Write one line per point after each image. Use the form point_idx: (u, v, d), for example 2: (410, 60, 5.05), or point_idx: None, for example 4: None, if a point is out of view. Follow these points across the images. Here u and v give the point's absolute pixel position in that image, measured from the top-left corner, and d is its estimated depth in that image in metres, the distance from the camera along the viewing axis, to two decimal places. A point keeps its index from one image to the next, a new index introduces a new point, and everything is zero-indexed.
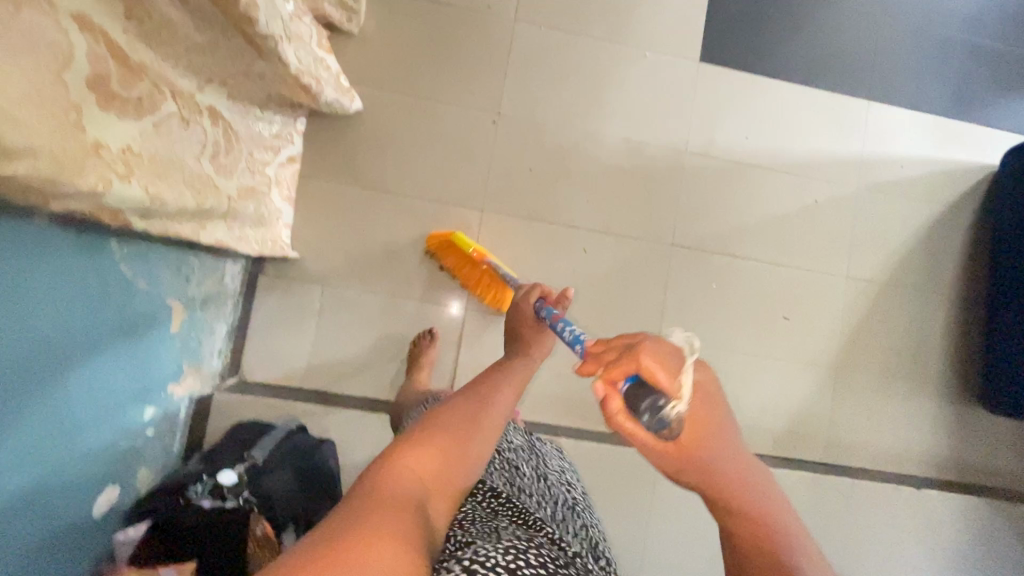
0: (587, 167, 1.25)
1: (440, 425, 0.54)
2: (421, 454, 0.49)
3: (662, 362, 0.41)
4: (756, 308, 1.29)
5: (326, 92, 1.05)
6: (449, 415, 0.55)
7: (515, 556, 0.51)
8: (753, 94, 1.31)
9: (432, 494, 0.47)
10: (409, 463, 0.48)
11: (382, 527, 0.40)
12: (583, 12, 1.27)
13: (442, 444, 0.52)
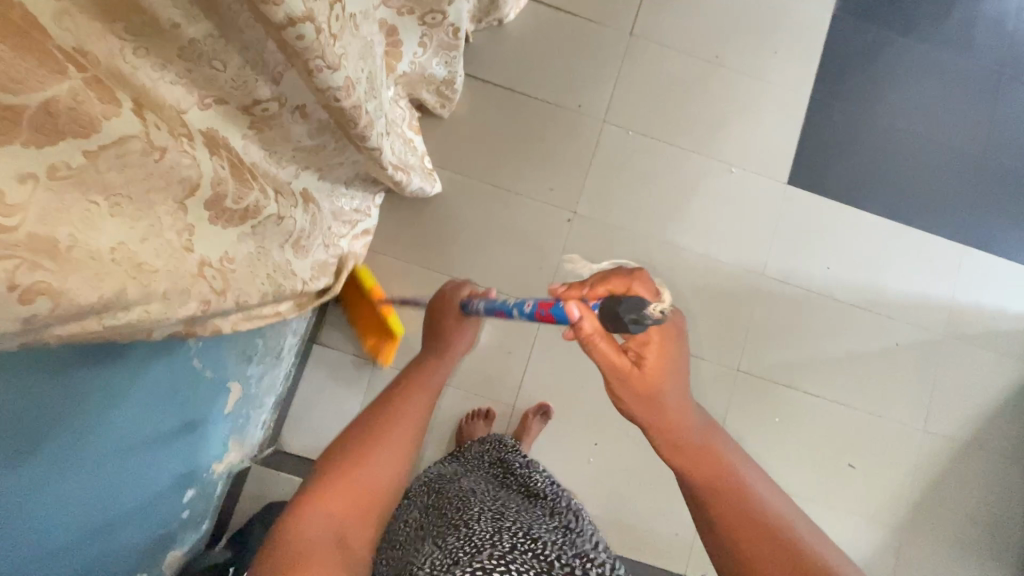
0: (658, 277, 1.22)
1: (349, 459, 0.61)
2: (330, 495, 0.57)
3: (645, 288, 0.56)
4: (820, 450, 1.20)
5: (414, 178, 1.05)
6: (353, 452, 0.62)
7: None
8: (838, 225, 1.27)
9: (350, 535, 0.55)
10: (317, 511, 0.55)
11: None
12: (672, 122, 1.27)
13: (336, 501, 0.57)
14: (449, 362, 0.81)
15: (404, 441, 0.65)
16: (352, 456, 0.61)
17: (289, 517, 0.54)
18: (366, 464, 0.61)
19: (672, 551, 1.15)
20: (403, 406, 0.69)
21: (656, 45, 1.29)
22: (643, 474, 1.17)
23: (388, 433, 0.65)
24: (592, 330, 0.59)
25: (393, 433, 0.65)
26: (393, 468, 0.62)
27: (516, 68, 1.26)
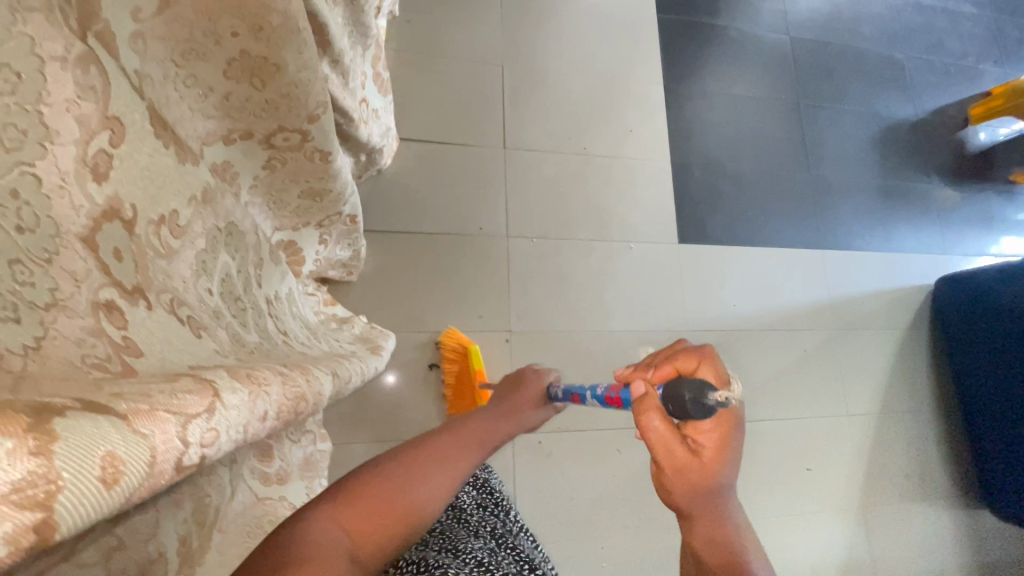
0: (603, 364, 1.29)
1: (379, 480, 0.54)
2: (354, 512, 0.50)
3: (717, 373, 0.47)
4: (782, 466, 1.34)
5: (386, 345, 1.01)
6: (378, 477, 0.54)
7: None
8: (729, 264, 1.44)
9: (360, 554, 0.48)
10: (334, 523, 0.49)
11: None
12: (568, 218, 1.35)
13: (363, 508, 0.51)
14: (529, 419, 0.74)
15: (447, 472, 0.58)
16: (383, 474, 0.55)
17: (315, 515, 0.49)
18: (386, 489, 0.54)
19: None
20: (462, 444, 0.62)
21: (531, 151, 1.37)
22: (650, 556, 1.21)
23: (424, 458, 0.57)
24: (650, 409, 0.45)
25: (439, 460, 0.58)
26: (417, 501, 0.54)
27: (408, 208, 1.26)
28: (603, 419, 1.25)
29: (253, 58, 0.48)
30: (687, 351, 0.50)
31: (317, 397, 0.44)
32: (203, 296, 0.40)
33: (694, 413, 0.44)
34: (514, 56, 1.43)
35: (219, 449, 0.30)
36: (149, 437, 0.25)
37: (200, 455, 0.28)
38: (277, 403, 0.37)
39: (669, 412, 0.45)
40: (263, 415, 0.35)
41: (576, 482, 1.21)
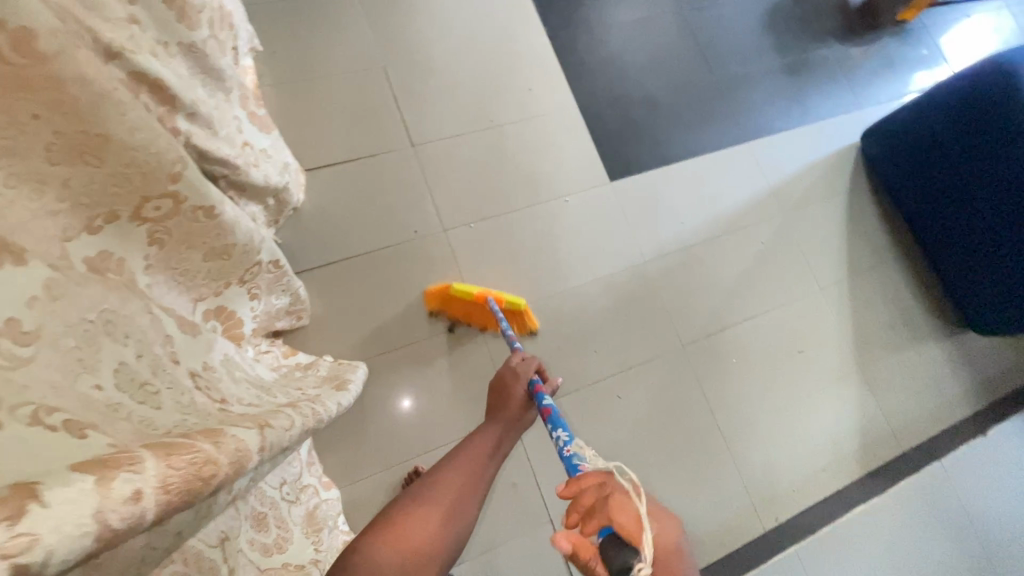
0: (578, 321, 1.29)
1: (429, 487, 0.65)
2: (397, 534, 0.59)
3: (630, 517, 0.49)
4: (775, 357, 1.36)
5: (356, 377, 1.00)
6: (418, 499, 0.63)
7: None
8: (665, 185, 1.44)
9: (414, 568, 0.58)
10: (380, 544, 0.58)
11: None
12: (498, 193, 1.34)
13: (416, 522, 0.61)
14: (523, 422, 0.85)
15: (465, 490, 0.66)
16: (410, 503, 0.63)
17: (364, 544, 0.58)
18: (427, 518, 0.61)
19: (748, 529, 1.22)
20: (474, 461, 0.70)
21: (441, 140, 1.35)
22: (684, 485, 1.22)
23: (447, 477, 0.67)
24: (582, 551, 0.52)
25: (459, 484, 0.66)
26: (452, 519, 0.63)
27: (339, 235, 1.23)
28: (595, 373, 1.25)
29: (71, 134, 0.47)
30: (591, 493, 0.53)
31: (231, 456, 0.40)
32: (86, 395, 0.38)
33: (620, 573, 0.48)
34: (393, 53, 1.39)
35: (42, 548, 0.26)
36: (83, 500, 0.29)
37: (14, 568, 0.25)
38: (156, 477, 0.33)
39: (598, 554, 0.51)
40: (131, 495, 0.31)
41: (591, 441, 1.20)
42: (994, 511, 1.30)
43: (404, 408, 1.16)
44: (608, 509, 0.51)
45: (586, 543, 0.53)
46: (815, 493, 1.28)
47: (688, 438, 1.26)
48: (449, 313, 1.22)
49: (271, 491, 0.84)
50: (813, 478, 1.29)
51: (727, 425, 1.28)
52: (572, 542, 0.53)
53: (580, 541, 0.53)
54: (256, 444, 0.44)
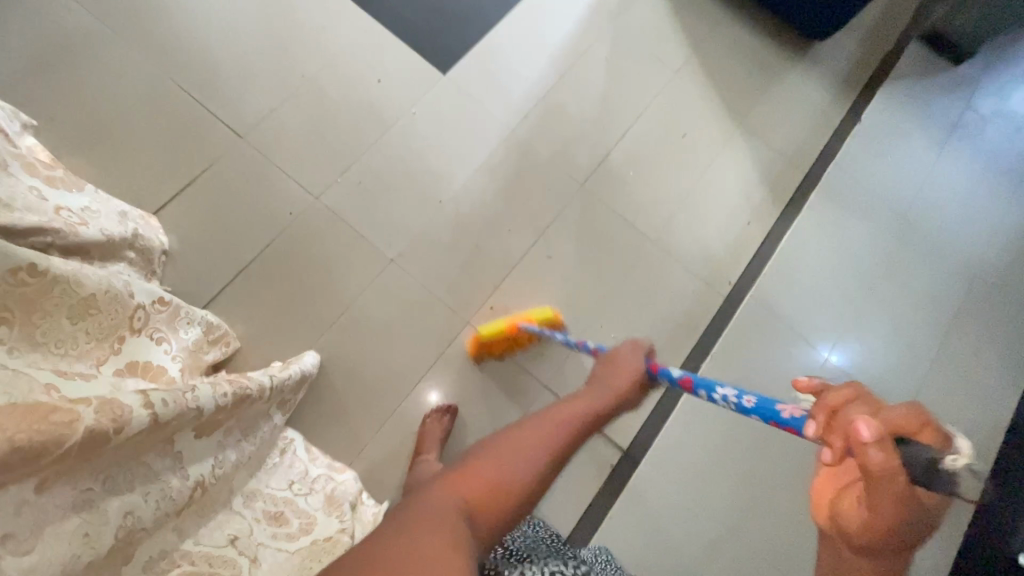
0: (481, 212, 1.33)
1: (521, 435, 0.63)
2: (470, 477, 0.58)
3: (923, 423, 0.47)
4: (663, 153, 1.44)
5: (303, 364, 1.04)
6: (505, 445, 0.62)
7: None
8: (495, 52, 1.43)
9: (474, 512, 0.55)
10: (451, 488, 0.56)
11: (426, 531, 0.50)
12: (351, 139, 1.33)
13: (490, 471, 0.59)
14: (631, 390, 0.82)
15: (552, 445, 0.63)
16: (494, 450, 0.61)
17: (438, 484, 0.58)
18: (508, 464, 0.60)
19: (704, 301, 1.35)
20: (566, 421, 0.67)
21: (269, 118, 1.31)
22: (638, 295, 1.33)
23: (534, 429, 0.64)
24: (883, 461, 0.44)
25: (540, 438, 0.63)
26: (521, 474, 0.60)
27: (223, 251, 1.20)
28: (518, 248, 1.32)
29: None
30: (875, 403, 0.50)
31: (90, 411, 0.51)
32: None
33: (937, 479, 0.43)
34: (168, 57, 1.30)
35: None
36: None
37: None
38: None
39: (902, 468, 0.44)
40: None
41: (544, 304, 1.30)
42: (892, 179, 1.48)
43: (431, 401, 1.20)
44: (892, 415, 0.48)
45: (888, 448, 0.45)
46: (749, 245, 1.40)
47: (621, 257, 1.36)
48: (492, 354, 1.25)
49: (279, 491, 0.88)
50: (742, 234, 1.41)
51: (651, 231, 1.39)
52: (876, 446, 0.45)
53: (877, 444, 0.45)
54: (137, 402, 0.56)
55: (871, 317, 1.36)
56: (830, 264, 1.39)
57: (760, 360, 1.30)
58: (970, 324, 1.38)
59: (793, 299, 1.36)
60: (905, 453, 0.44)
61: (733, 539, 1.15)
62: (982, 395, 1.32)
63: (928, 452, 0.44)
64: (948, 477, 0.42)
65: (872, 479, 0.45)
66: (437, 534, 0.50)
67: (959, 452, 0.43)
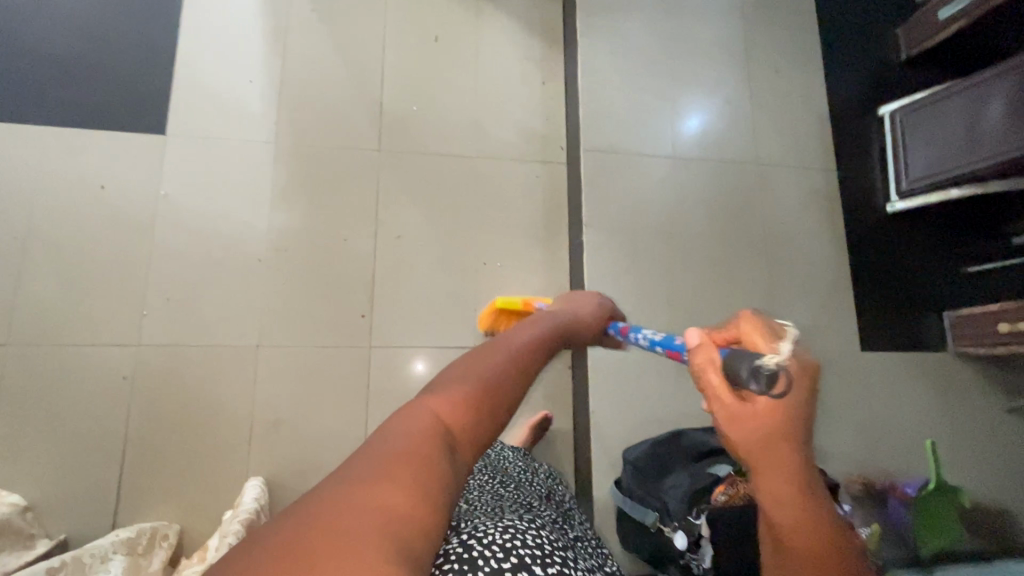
0: (307, 239, 1.21)
1: (489, 356, 0.53)
2: (446, 398, 0.47)
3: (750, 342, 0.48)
4: (429, 66, 1.34)
5: (247, 506, 0.97)
6: (471, 363, 0.52)
7: (511, 536, 0.57)
8: (198, 77, 1.23)
9: (453, 436, 0.45)
10: (423, 410, 0.46)
11: (404, 467, 0.40)
12: (122, 264, 1.13)
13: (468, 390, 0.49)
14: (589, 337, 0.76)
15: (522, 365, 0.54)
16: (464, 364, 0.51)
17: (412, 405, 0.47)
18: (480, 377, 0.50)
19: (554, 176, 1.34)
20: (532, 344, 0.58)
21: (17, 305, 1.08)
22: (498, 211, 1.30)
23: (502, 350, 0.54)
24: (709, 363, 0.46)
25: (508, 359, 0.53)
26: (498, 386, 0.50)
27: (87, 461, 1.05)
28: (365, 246, 1.23)
29: None
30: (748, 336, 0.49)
31: None
32: None
33: (755, 386, 0.43)
34: None
35: None
36: None
37: None
38: None
39: (729, 375, 0.45)
40: None
41: (424, 276, 1.25)
42: None
43: (408, 378, 1.19)
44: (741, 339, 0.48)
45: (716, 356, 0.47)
46: (557, 101, 1.39)
47: (461, 188, 1.30)
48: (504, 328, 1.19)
49: None
50: (546, 95, 1.38)
51: (469, 148, 1.32)
52: (703, 357, 0.48)
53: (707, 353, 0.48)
54: None
55: (693, 87, 1.37)
56: (635, 59, 1.35)
57: (633, 185, 1.28)
58: (764, 35, 1.43)
59: (621, 108, 1.32)
60: (725, 361, 0.45)
61: None
62: (797, 92, 1.42)
63: (741, 360, 0.44)
64: (763, 379, 0.43)
65: (712, 405, 0.46)
66: (416, 470, 0.40)
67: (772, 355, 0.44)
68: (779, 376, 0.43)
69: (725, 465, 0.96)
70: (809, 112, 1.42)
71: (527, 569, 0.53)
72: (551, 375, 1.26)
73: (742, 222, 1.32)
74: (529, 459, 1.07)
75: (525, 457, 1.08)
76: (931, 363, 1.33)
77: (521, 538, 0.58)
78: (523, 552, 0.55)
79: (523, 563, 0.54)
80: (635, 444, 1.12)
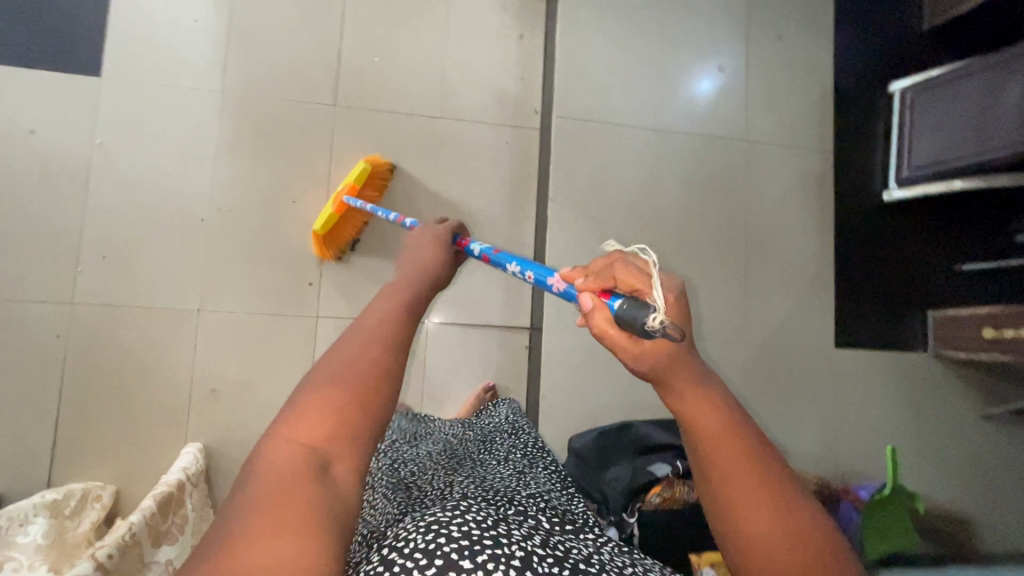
0: (254, 199, 1.14)
1: (350, 341, 0.43)
2: (306, 421, 0.39)
3: (630, 269, 0.41)
4: (394, 12, 1.21)
5: (170, 477, 0.90)
6: (332, 360, 0.42)
7: (436, 529, 0.45)
8: (137, 13, 1.12)
9: (328, 455, 0.38)
10: (284, 440, 0.38)
11: (267, 523, 0.34)
12: (54, 218, 1.07)
13: (331, 396, 0.40)
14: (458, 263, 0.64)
15: (393, 338, 0.44)
16: (322, 366, 0.42)
17: (270, 437, 0.39)
18: (346, 376, 0.41)
19: (524, 143, 1.25)
20: (402, 302, 0.47)
21: None
22: (461, 179, 1.22)
23: (362, 328, 0.44)
24: (604, 322, 0.39)
25: (373, 336, 0.43)
26: (368, 373, 0.41)
27: (21, 419, 1.03)
28: (315, 209, 1.16)
29: None
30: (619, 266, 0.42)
31: None
32: None
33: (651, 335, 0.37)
34: None
35: None
36: None
37: None
38: None
39: (627, 331, 0.38)
40: None
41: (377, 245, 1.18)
42: None
43: None
44: (621, 279, 0.41)
45: (605, 312, 0.39)
46: (534, 60, 1.27)
47: (423, 151, 1.21)
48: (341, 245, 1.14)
49: None
50: (522, 52, 1.26)
51: (433, 108, 1.22)
52: (594, 312, 0.40)
53: (595, 307, 0.40)
54: None
55: (684, 50, 1.24)
56: (622, 15, 1.22)
57: (606, 157, 1.19)
58: None
59: (602, 70, 1.20)
60: (619, 313, 0.38)
61: None
62: (800, 61, 1.29)
63: (635, 312, 0.37)
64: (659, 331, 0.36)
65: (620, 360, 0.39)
66: (286, 521, 0.34)
67: (659, 301, 0.37)
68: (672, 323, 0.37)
69: (665, 465, 0.94)
70: (810, 86, 1.29)
71: (455, 568, 0.42)
72: (506, 355, 1.22)
73: (721, 204, 1.23)
74: (488, 422, 1.02)
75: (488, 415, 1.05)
76: (907, 366, 1.27)
77: (450, 531, 0.45)
78: (449, 548, 0.43)
79: (450, 563, 0.42)
80: (585, 431, 1.08)
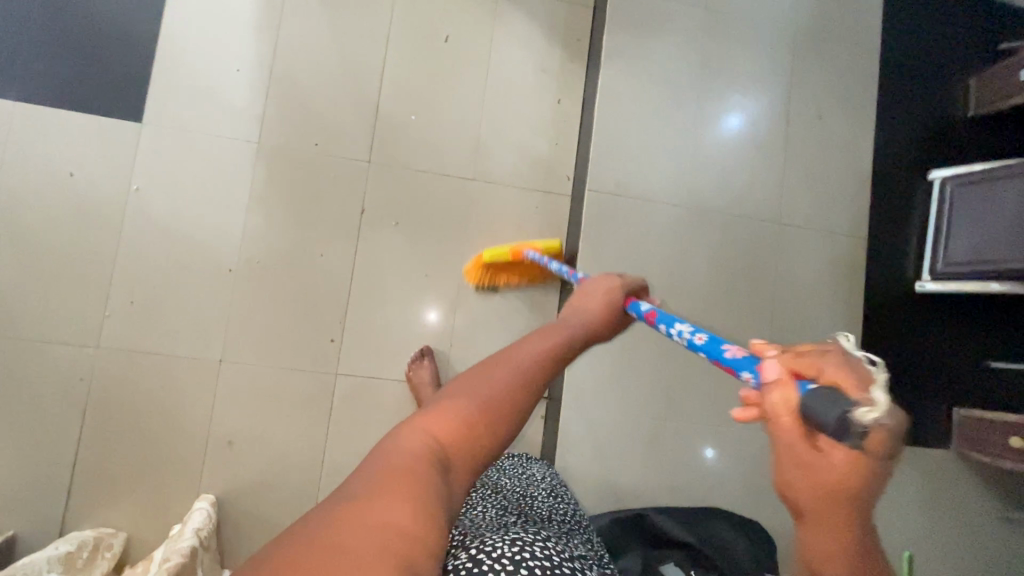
0: (283, 253, 1.14)
1: (502, 358, 0.45)
2: (443, 415, 0.41)
3: (842, 369, 0.34)
4: (435, 69, 1.21)
5: (183, 542, 0.91)
6: (483, 367, 0.44)
7: (520, 549, 0.58)
8: (181, 61, 1.13)
9: (450, 455, 0.39)
10: (419, 431, 0.40)
11: (388, 494, 0.35)
12: (86, 261, 1.08)
13: (476, 399, 0.42)
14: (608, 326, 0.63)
15: (537, 366, 0.45)
16: (474, 368, 0.44)
17: (408, 420, 0.41)
18: (494, 383, 0.43)
19: (555, 209, 1.24)
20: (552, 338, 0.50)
21: None
22: (489, 242, 1.21)
23: (519, 347, 0.47)
24: (784, 403, 0.34)
25: (522, 358, 0.45)
26: (511, 400, 0.42)
27: (39, 461, 1.04)
28: (343, 265, 1.16)
29: None
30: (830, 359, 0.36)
31: None
32: None
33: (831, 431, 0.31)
34: None
35: None
36: None
37: None
38: None
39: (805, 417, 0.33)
40: None
41: (401, 304, 1.18)
42: None
43: (372, 409, 1.15)
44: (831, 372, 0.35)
45: (792, 387, 0.34)
46: (571, 124, 1.26)
47: (453, 212, 1.20)
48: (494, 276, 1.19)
49: None
50: (559, 116, 1.26)
51: (466, 169, 1.21)
52: (776, 385, 0.35)
53: (779, 380, 0.35)
54: None
55: (725, 127, 1.22)
56: (666, 87, 1.20)
57: (637, 233, 1.18)
58: (816, 73, 1.26)
59: (640, 142, 1.19)
60: (806, 396, 0.32)
61: (685, 417, 1.16)
62: (841, 143, 1.27)
63: (831, 401, 0.31)
64: (860, 429, 0.30)
65: (776, 449, 0.34)
66: (404, 504, 0.35)
67: (880, 402, 0.31)
68: (884, 431, 0.31)
69: None
70: (850, 169, 1.27)
71: None
72: None
73: (749, 286, 1.21)
74: (529, 474, 1.02)
75: (523, 466, 1.05)
76: (927, 462, 1.24)
77: (532, 550, 0.58)
78: (534, 564, 0.56)
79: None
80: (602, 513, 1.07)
